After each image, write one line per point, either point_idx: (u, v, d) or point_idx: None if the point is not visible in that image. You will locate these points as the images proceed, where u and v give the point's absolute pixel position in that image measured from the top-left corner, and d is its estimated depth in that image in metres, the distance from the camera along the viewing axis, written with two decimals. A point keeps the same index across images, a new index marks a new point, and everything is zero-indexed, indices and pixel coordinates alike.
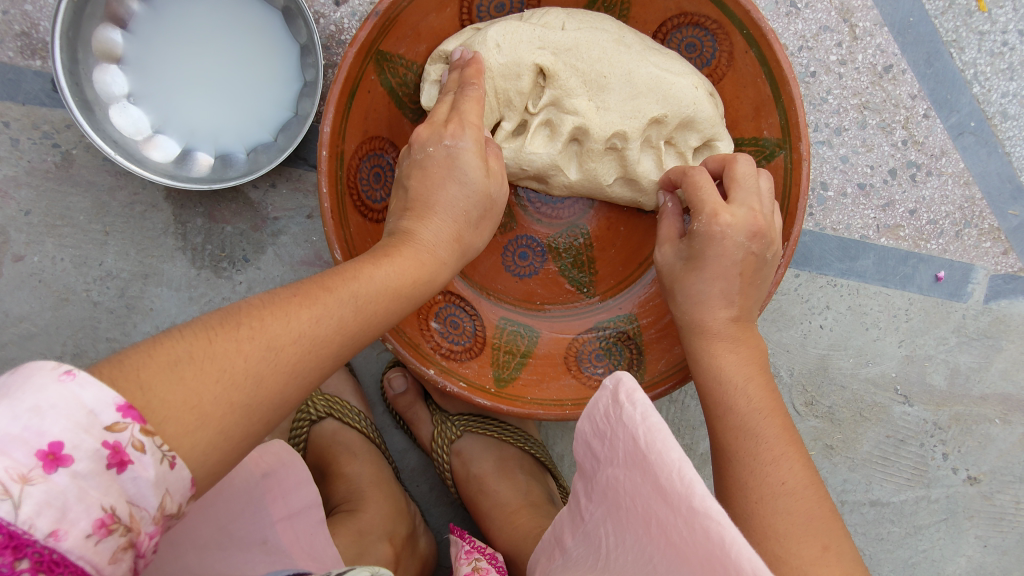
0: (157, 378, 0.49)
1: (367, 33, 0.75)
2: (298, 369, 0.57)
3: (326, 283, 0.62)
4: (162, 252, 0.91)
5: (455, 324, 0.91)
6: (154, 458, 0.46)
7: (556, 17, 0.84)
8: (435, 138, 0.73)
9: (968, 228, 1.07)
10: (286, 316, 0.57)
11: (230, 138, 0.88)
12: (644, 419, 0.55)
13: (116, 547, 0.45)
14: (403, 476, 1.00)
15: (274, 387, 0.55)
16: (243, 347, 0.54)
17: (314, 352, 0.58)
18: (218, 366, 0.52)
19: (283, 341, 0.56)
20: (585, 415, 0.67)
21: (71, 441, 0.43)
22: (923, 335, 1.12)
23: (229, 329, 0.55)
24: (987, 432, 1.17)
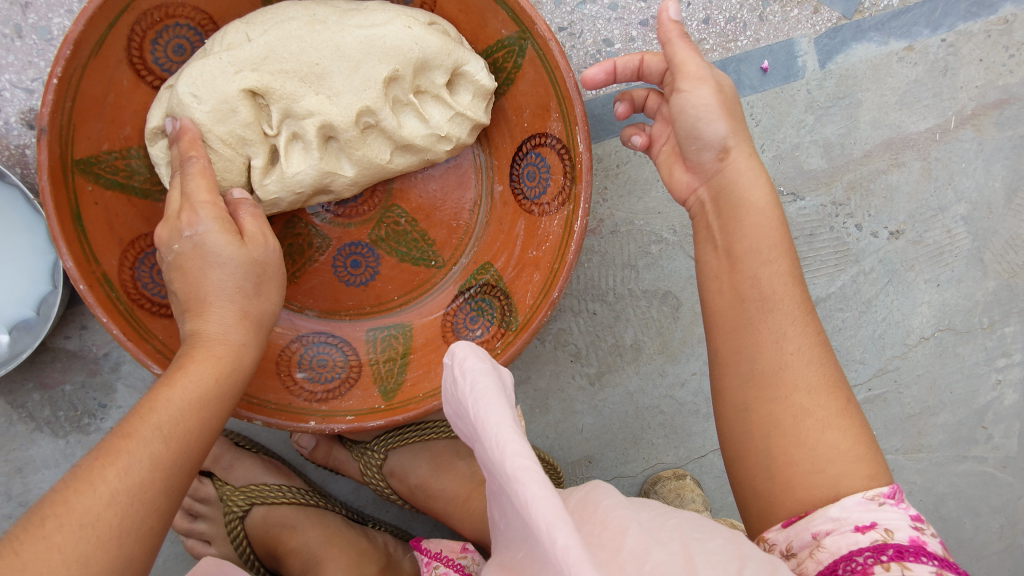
0: None
1: (46, 153, 0.69)
2: (124, 527, 0.52)
3: (125, 427, 0.56)
4: (21, 440, 0.88)
5: (323, 362, 0.89)
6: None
7: (236, 32, 0.77)
8: (175, 235, 0.67)
9: (769, 7, 1.03)
10: (92, 480, 0.53)
11: (11, 305, 0.82)
12: (475, 389, 0.51)
13: None
14: (369, 511, 1.00)
15: (107, 557, 0.51)
16: (52, 539, 0.49)
17: (136, 502, 0.54)
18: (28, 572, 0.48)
19: (96, 510, 0.51)
20: (448, 401, 0.63)
21: None
22: (779, 130, 1.07)
23: (33, 527, 0.50)
24: (887, 184, 1.13)
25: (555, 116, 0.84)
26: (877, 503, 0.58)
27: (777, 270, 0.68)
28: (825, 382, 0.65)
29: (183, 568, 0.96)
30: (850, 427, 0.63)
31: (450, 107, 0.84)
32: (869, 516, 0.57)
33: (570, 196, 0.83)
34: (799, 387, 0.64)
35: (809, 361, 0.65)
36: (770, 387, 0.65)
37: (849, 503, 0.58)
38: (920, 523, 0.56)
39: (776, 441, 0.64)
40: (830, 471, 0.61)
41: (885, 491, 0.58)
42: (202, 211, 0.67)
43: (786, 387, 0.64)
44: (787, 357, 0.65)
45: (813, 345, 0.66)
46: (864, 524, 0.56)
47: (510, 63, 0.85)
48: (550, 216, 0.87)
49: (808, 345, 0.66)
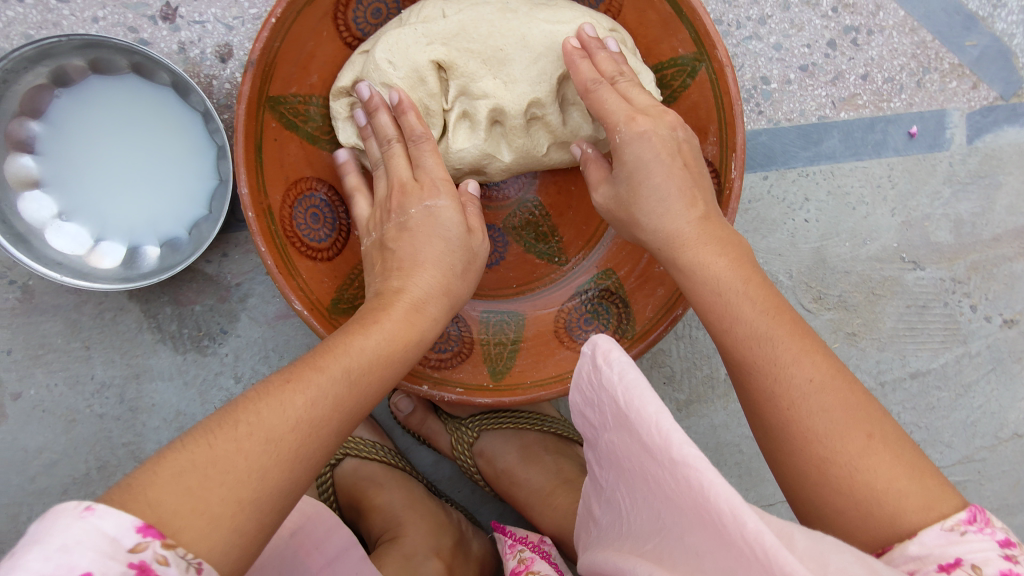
0: (163, 493, 0.46)
1: (250, 86, 0.74)
2: (300, 452, 0.53)
3: (317, 363, 0.58)
4: (144, 349, 0.93)
5: (439, 332, 0.91)
6: (180, 567, 0.44)
7: (433, 7, 0.81)
8: (416, 201, 0.76)
9: (928, 74, 1.02)
10: (285, 400, 0.54)
11: (168, 223, 0.88)
12: (623, 378, 0.50)
13: None
14: (442, 486, 1.02)
15: (280, 475, 0.52)
16: (246, 444, 0.51)
17: (312, 434, 0.55)
18: (219, 465, 0.49)
19: (283, 430, 0.53)
20: (573, 387, 0.64)
21: (99, 569, 0.40)
22: (914, 197, 1.07)
23: (230, 429, 0.51)
24: (1011, 271, 1.11)
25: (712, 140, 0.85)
26: (959, 533, 0.50)
27: (750, 318, 0.60)
28: (845, 418, 0.54)
29: None
30: (890, 451, 0.54)
31: None
32: (953, 551, 0.50)
33: None
34: (814, 436, 0.55)
35: (821, 408, 0.55)
36: (784, 440, 0.56)
37: (929, 539, 0.51)
38: (1010, 551, 0.49)
39: (813, 491, 0.55)
40: (881, 510, 0.52)
41: (962, 517, 0.51)
42: (443, 187, 0.77)
43: (799, 438, 0.55)
44: (787, 411, 0.56)
45: (813, 388, 0.56)
46: (950, 562, 0.49)
47: (678, 81, 0.87)
48: None
49: (806, 390, 0.56)
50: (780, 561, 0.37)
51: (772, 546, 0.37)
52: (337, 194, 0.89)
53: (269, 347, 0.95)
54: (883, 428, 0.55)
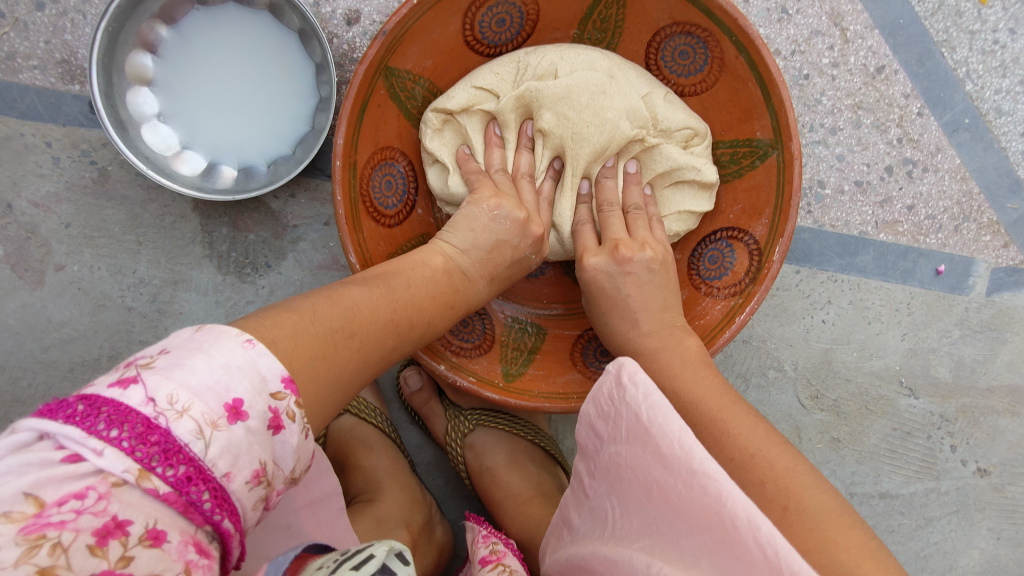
0: (305, 369, 0.48)
1: (376, 51, 0.79)
2: (370, 378, 0.58)
3: (410, 300, 0.62)
4: (190, 260, 0.97)
5: (466, 321, 0.95)
6: (297, 426, 0.46)
7: (550, 62, 0.89)
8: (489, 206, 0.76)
9: (967, 222, 1.09)
10: (379, 325, 0.58)
11: (252, 151, 0.93)
12: (648, 398, 0.57)
13: (259, 496, 0.44)
14: (419, 470, 1.05)
15: (355, 391, 0.56)
16: (350, 358, 0.54)
17: (381, 365, 0.60)
18: (334, 365, 0.52)
19: (373, 356, 0.57)
20: (589, 399, 0.69)
21: (249, 399, 0.42)
22: (925, 328, 1.13)
23: (345, 336, 0.54)
24: (995, 424, 1.16)
25: (764, 221, 0.90)
26: None
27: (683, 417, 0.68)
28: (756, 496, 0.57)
29: None
30: (804, 525, 0.53)
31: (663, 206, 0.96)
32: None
33: (744, 292, 0.89)
34: None
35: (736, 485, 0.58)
36: None
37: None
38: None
39: None
40: None
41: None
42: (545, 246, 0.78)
43: None
44: None
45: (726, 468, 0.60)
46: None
47: (747, 160, 0.92)
48: (714, 299, 0.93)
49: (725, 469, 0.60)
50: (788, 561, 0.42)
51: (782, 547, 0.42)
52: (412, 171, 0.95)
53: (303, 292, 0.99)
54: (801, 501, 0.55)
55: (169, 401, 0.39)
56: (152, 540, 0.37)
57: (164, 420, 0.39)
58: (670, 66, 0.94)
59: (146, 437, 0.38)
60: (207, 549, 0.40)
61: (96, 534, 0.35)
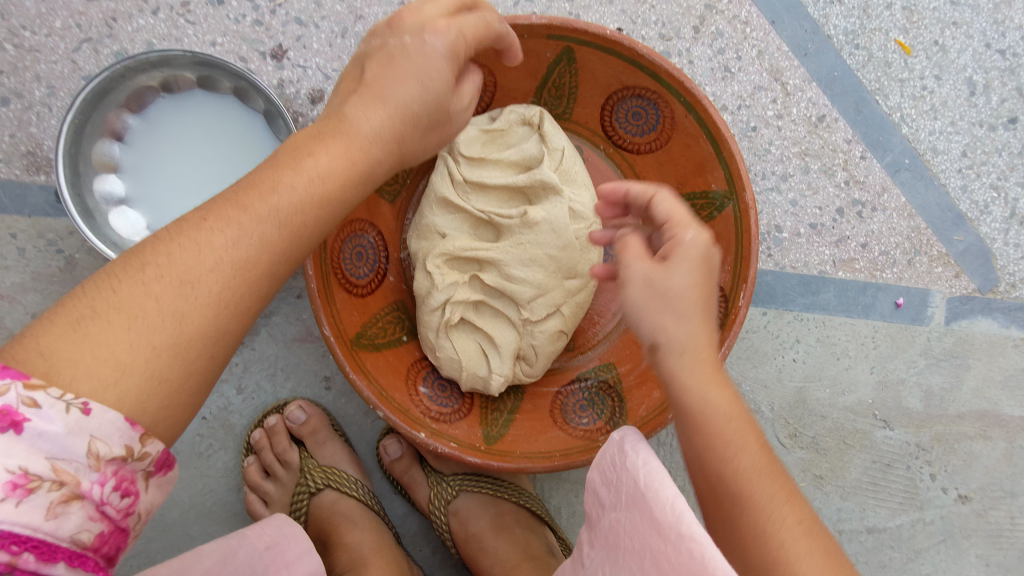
0: (55, 339, 0.47)
1: None
2: (223, 296, 0.52)
3: (240, 199, 0.55)
4: None
5: (442, 388, 0.97)
6: (55, 409, 0.44)
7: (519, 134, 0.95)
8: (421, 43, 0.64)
9: (919, 256, 1.14)
10: (228, 248, 0.53)
11: None
12: (646, 464, 0.61)
13: (47, 502, 0.43)
14: (405, 541, 1.03)
15: (203, 322, 0.51)
16: (149, 295, 0.50)
17: (236, 276, 0.53)
18: (174, 327, 0.50)
19: (198, 274, 0.51)
20: (594, 466, 0.70)
21: None
22: (892, 360, 1.16)
23: (132, 269, 0.51)
24: (969, 450, 1.18)
25: (726, 268, 0.93)
26: None
27: (743, 463, 0.57)
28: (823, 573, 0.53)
29: (224, 518, 0.98)
30: None
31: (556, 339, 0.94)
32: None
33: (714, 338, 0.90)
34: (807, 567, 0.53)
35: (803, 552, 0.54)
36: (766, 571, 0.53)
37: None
38: None
39: None
40: None
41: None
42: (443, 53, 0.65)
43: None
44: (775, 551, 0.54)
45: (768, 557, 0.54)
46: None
47: (705, 212, 0.96)
48: None
49: (794, 531, 0.54)
50: None
51: None
52: (382, 242, 0.96)
53: (277, 366, 0.99)
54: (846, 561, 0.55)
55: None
56: None
57: None
58: (624, 127, 0.99)
59: None
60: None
61: None
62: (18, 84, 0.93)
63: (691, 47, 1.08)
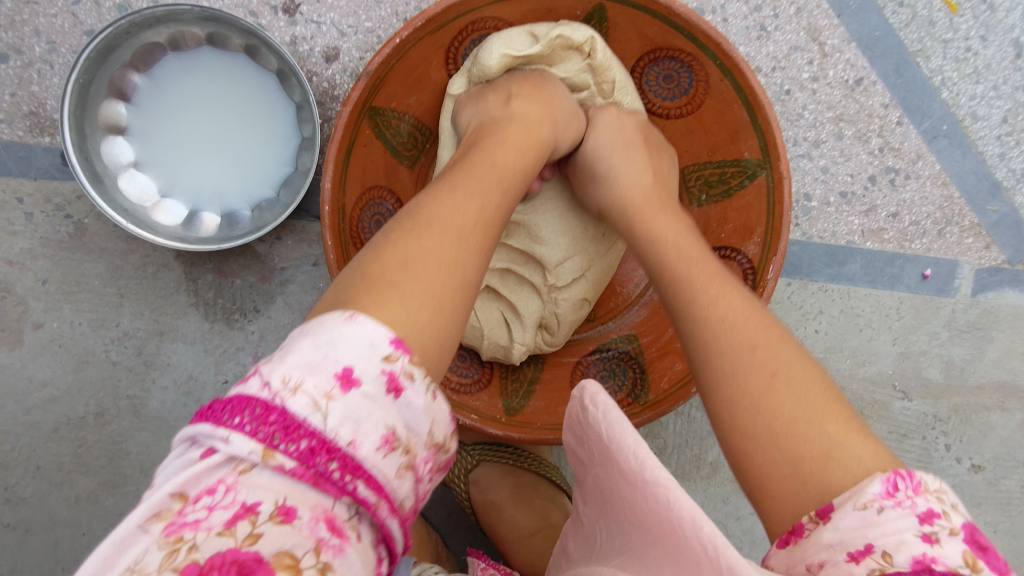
0: (393, 279, 0.48)
1: (359, 93, 0.78)
2: (485, 250, 0.57)
3: (473, 176, 0.62)
4: (176, 309, 0.95)
5: (462, 357, 0.96)
6: (421, 386, 0.44)
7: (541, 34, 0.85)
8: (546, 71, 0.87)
9: (950, 226, 1.11)
10: (458, 207, 0.57)
11: (235, 196, 0.90)
12: (605, 413, 0.54)
13: (400, 463, 0.42)
14: (422, 505, 1.04)
15: (478, 273, 0.55)
16: (443, 240, 0.53)
17: (489, 235, 0.58)
18: (443, 266, 0.51)
19: (468, 229, 0.56)
20: (567, 427, 0.69)
21: (359, 366, 0.41)
22: (915, 331, 1.14)
23: (422, 229, 0.53)
24: (986, 421, 1.18)
25: (756, 239, 0.90)
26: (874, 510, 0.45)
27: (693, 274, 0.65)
28: (761, 353, 0.56)
29: None
30: (792, 390, 0.54)
31: (580, 301, 0.93)
32: (861, 538, 0.44)
33: None
34: (744, 347, 0.57)
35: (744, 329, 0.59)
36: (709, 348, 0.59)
37: (841, 524, 0.45)
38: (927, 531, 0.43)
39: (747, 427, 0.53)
40: (802, 450, 0.50)
41: (877, 491, 0.46)
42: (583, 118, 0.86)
43: (715, 380, 0.57)
44: (705, 346, 0.59)
45: (702, 342, 0.60)
46: (860, 549, 0.44)
47: (736, 180, 0.92)
48: None
49: (724, 324, 0.59)
50: (726, 556, 0.38)
51: (722, 545, 0.39)
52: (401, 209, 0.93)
53: None
54: (791, 369, 0.55)
55: (282, 381, 0.39)
56: (283, 516, 0.37)
57: (280, 399, 0.38)
58: (654, 90, 0.95)
59: (265, 417, 0.38)
60: (342, 526, 0.38)
61: (226, 519, 0.36)
62: (16, 39, 0.88)
63: (726, 3, 1.02)
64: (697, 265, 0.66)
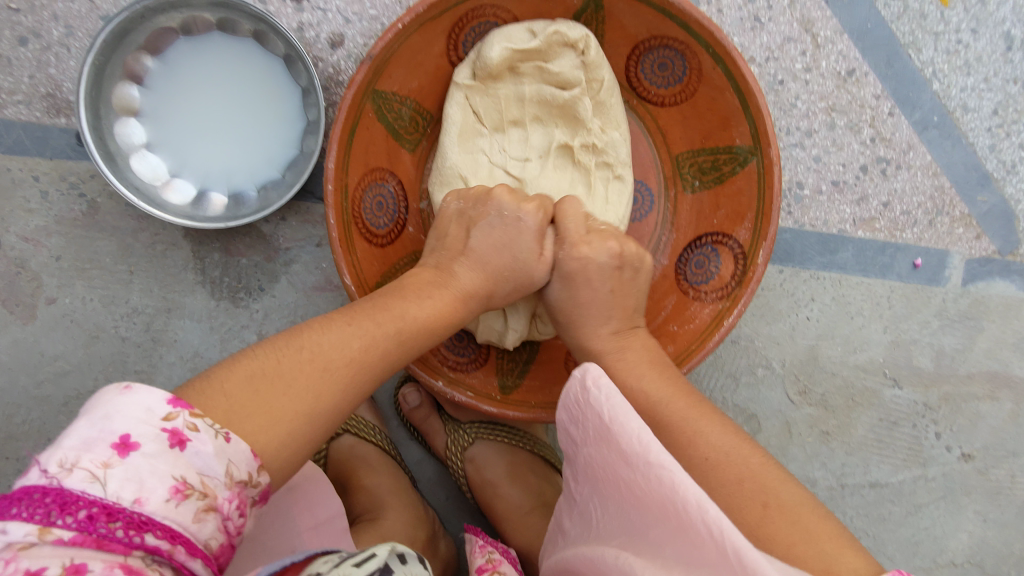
0: (234, 389, 0.54)
1: (362, 76, 0.81)
2: (351, 377, 0.62)
3: (366, 312, 0.67)
4: (183, 287, 0.98)
5: (460, 337, 0.99)
6: (207, 434, 0.49)
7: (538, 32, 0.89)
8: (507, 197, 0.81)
9: (940, 216, 1.13)
10: (340, 343, 0.62)
11: (242, 177, 0.94)
12: (609, 400, 0.59)
13: (196, 508, 0.47)
14: (420, 484, 1.06)
15: (331, 396, 0.60)
16: (301, 368, 0.59)
17: (359, 367, 0.63)
18: (293, 392, 0.57)
19: (336, 361, 0.61)
20: (562, 406, 0.72)
21: (136, 430, 0.46)
22: (906, 320, 1.16)
23: (290, 352, 0.60)
24: (975, 409, 1.20)
25: (747, 225, 0.92)
26: None
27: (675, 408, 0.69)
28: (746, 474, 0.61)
29: None
30: (785, 517, 0.57)
31: None
32: None
33: (731, 295, 0.91)
34: (734, 473, 0.62)
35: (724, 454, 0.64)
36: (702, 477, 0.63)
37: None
38: None
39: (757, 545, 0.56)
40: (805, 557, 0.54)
41: None
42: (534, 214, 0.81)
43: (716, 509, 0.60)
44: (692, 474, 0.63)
45: (691, 465, 0.64)
46: None
47: (728, 167, 0.95)
48: (703, 302, 0.94)
49: (707, 449, 0.64)
50: (731, 538, 0.41)
51: (727, 526, 0.42)
52: (402, 190, 0.96)
53: (298, 314, 0.99)
54: (778, 497, 0.59)
55: (59, 465, 0.44)
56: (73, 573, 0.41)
57: (57, 480, 0.44)
58: (649, 78, 0.98)
59: (40, 499, 0.42)
60: (141, 570, 0.44)
61: None
62: (35, 23, 0.91)
63: None
64: (676, 394, 0.71)
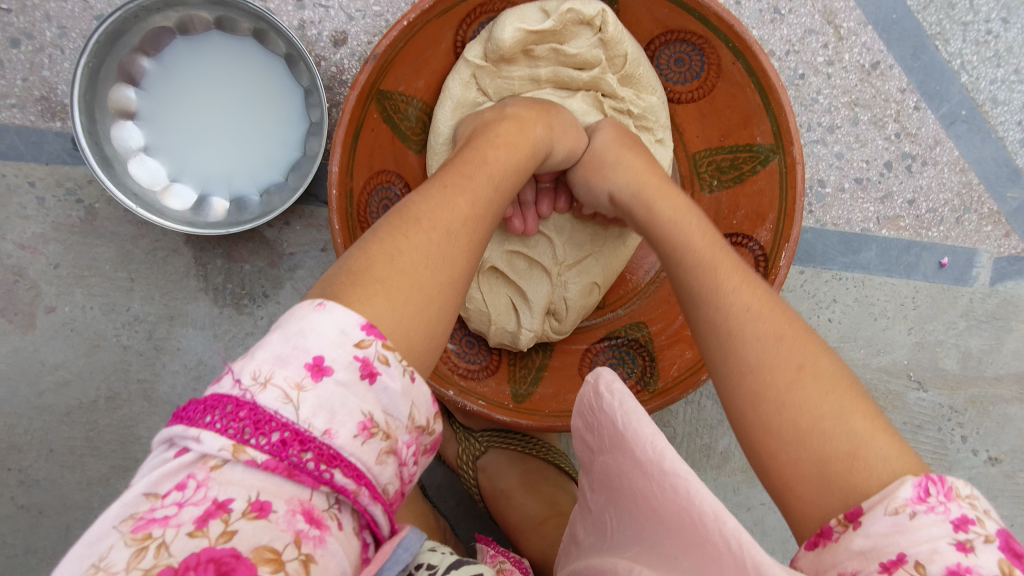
0: (378, 270, 0.48)
1: (366, 75, 0.77)
2: (474, 246, 0.57)
3: (465, 173, 0.62)
4: (185, 294, 0.95)
5: (470, 344, 0.95)
6: (396, 370, 0.43)
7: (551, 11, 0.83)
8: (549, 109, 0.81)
9: (968, 214, 1.08)
10: (448, 205, 0.56)
11: (243, 181, 0.90)
12: (622, 404, 0.52)
13: (380, 449, 0.41)
14: (430, 493, 1.04)
15: (464, 266, 0.55)
16: (430, 235, 0.53)
17: (480, 235, 0.58)
18: (428, 263, 0.51)
19: (458, 226, 0.55)
20: (577, 410, 0.67)
21: (330, 354, 0.41)
22: (931, 321, 1.12)
23: (410, 224, 0.53)
24: (1004, 412, 1.15)
25: (768, 226, 0.88)
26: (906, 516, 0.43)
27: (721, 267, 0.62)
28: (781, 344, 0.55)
29: None
30: (823, 382, 0.52)
31: (587, 291, 0.94)
32: (893, 545, 0.42)
33: None
34: (770, 337, 0.55)
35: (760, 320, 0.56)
36: (730, 340, 0.56)
37: (874, 531, 0.43)
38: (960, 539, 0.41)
39: (781, 429, 0.51)
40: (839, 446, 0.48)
41: (909, 496, 0.44)
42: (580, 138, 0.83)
43: (737, 373, 0.55)
44: (728, 336, 0.57)
45: (725, 335, 0.57)
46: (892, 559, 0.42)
47: (749, 165, 0.90)
48: None
49: (742, 318, 0.57)
50: (752, 553, 0.36)
51: (748, 541, 0.36)
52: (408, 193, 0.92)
53: None
54: (818, 363, 0.53)
55: (253, 377, 0.39)
56: (258, 512, 0.36)
57: (250, 395, 0.39)
58: (665, 74, 0.94)
59: (236, 413, 0.38)
60: (321, 517, 0.38)
61: (197, 520, 0.35)
62: (27, 24, 0.88)
63: None
64: (717, 251, 0.63)
